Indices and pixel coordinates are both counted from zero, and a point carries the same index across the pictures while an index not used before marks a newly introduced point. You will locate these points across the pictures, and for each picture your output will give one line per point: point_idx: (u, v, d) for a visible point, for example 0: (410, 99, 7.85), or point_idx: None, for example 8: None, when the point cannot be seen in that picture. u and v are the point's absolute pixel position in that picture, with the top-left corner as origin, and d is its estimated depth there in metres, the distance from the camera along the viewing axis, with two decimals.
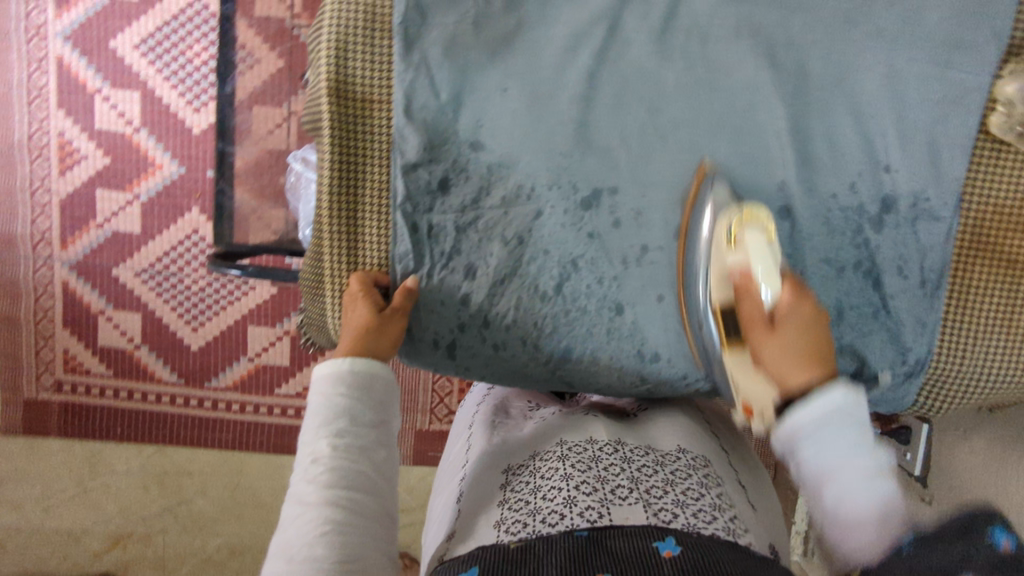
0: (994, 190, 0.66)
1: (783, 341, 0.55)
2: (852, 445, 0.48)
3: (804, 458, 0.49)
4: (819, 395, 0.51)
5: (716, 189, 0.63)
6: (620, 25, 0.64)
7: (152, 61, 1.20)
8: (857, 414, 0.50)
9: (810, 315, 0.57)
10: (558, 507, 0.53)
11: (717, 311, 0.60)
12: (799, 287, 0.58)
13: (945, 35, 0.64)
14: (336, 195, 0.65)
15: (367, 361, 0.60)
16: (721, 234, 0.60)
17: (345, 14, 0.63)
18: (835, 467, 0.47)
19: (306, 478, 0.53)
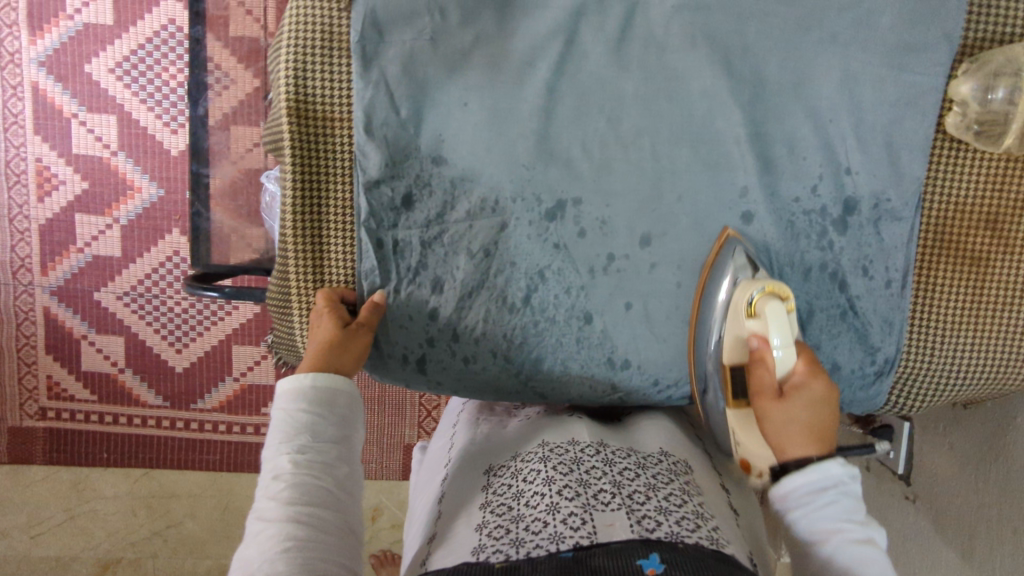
0: (954, 188, 0.68)
1: (790, 409, 0.58)
2: (845, 511, 0.52)
3: (798, 517, 0.53)
4: (816, 467, 0.54)
5: (738, 251, 0.65)
6: (577, 37, 0.65)
7: (128, 85, 1.19)
8: (850, 481, 0.54)
9: (820, 391, 0.59)
10: (541, 514, 0.53)
11: (728, 367, 0.63)
12: (813, 364, 0.60)
13: (897, 38, 0.65)
14: (300, 213, 0.66)
15: (326, 374, 0.59)
16: (742, 299, 0.62)
17: (301, 34, 0.63)
18: (832, 543, 0.51)
19: (267, 495, 0.53)
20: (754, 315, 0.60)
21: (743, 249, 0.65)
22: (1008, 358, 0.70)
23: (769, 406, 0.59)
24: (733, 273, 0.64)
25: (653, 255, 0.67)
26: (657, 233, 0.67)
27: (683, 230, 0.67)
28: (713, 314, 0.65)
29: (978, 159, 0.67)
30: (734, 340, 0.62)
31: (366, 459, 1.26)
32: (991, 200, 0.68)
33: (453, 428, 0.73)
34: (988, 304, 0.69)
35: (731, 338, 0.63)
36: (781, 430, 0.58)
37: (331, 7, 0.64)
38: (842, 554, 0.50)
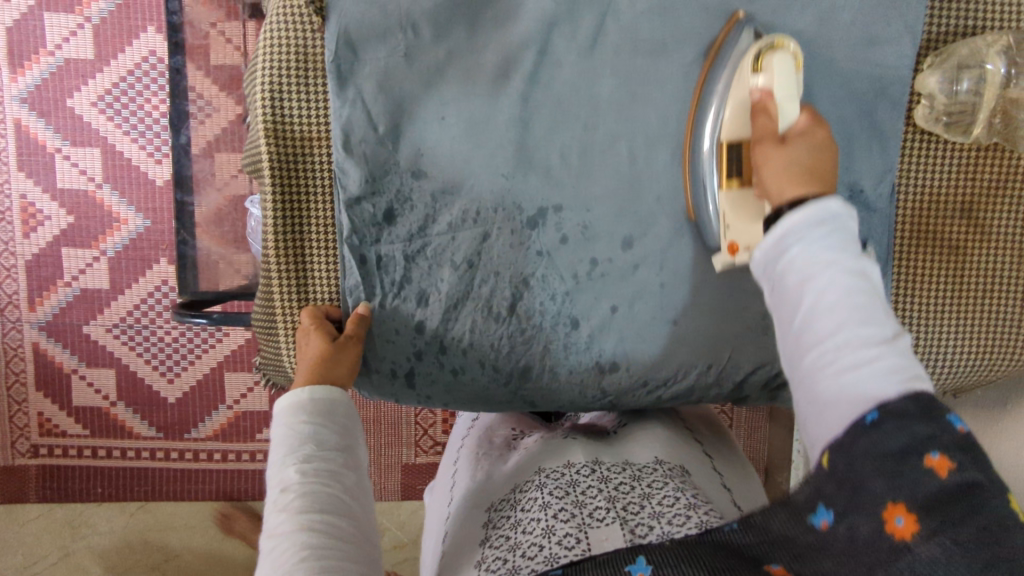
0: (927, 176, 0.69)
1: (792, 151, 0.56)
2: (839, 250, 0.48)
3: (790, 256, 0.49)
4: (814, 205, 0.50)
5: (744, 39, 0.64)
6: (549, 47, 0.66)
7: (111, 117, 1.20)
8: (843, 217, 0.50)
9: (822, 140, 0.57)
10: (537, 540, 0.54)
11: (727, 143, 0.62)
12: (815, 117, 0.59)
13: (862, 34, 0.66)
14: (281, 233, 0.66)
15: (324, 386, 0.60)
16: (748, 61, 0.61)
17: (275, 56, 0.64)
18: (823, 281, 0.46)
19: (277, 507, 0.52)
20: (760, 69, 0.60)
21: (752, 33, 0.64)
22: (990, 346, 0.71)
23: (769, 149, 0.57)
24: (737, 53, 0.64)
25: (636, 257, 0.68)
26: (638, 236, 0.67)
27: (664, 232, 0.67)
28: (714, 91, 0.64)
29: (951, 151, 0.68)
30: (738, 103, 0.61)
31: None
32: (966, 188, 0.69)
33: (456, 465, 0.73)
34: (969, 292, 0.70)
35: (732, 108, 0.62)
36: (779, 173, 0.56)
37: (305, 28, 0.64)
38: (834, 292, 0.46)
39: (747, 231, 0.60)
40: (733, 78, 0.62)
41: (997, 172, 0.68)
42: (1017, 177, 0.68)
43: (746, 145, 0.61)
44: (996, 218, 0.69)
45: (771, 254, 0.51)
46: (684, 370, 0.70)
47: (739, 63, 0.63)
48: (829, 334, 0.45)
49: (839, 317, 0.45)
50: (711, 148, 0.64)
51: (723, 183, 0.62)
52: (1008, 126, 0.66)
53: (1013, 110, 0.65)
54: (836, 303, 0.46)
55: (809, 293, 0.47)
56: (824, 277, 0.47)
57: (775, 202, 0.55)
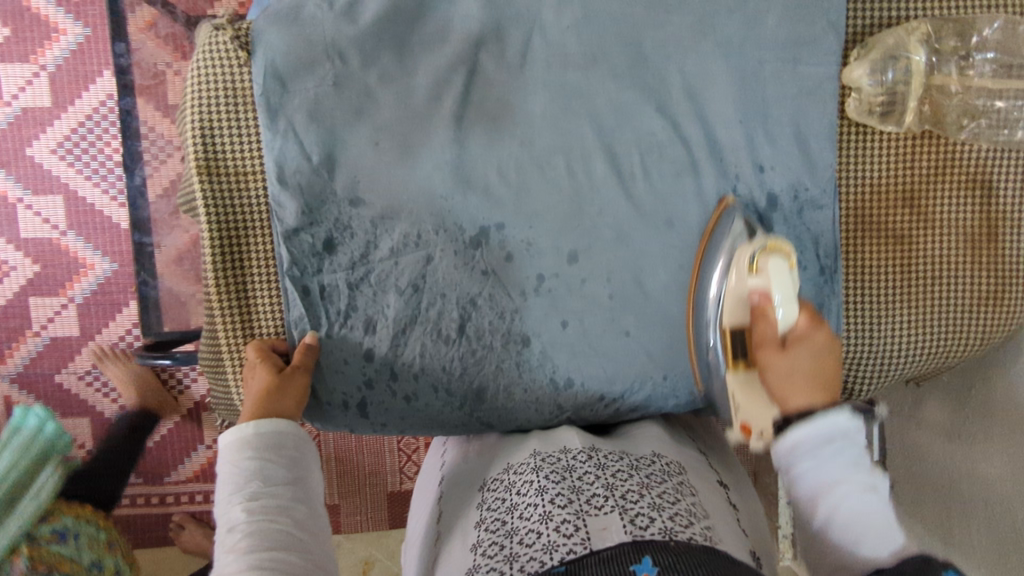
0: (865, 169, 0.69)
1: (795, 362, 0.57)
2: (850, 466, 0.49)
3: (801, 472, 0.51)
4: (821, 418, 0.51)
5: (736, 224, 0.66)
6: (479, 67, 0.66)
7: (72, 163, 1.17)
8: (856, 430, 0.51)
9: (824, 342, 0.59)
10: (534, 525, 0.50)
11: (729, 328, 0.62)
12: (815, 317, 0.60)
13: (786, 35, 0.67)
14: (221, 270, 0.66)
15: (269, 419, 0.59)
16: (744, 259, 0.62)
17: (204, 94, 0.64)
18: (838, 495, 0.48)
19: (224, 548, 0.51)
20: (758, 271, 0.61)
21: (742, 218, 0.66)
22: (947, 331, 0.71)
23: (772, 355, 0.58)
24: (731, 240, 0.65)
25: (582, 271, 0.67)
26: (583, 249, 0.67)
27: (609, 242, 0.67)
28: (714, 267, 0.65)
29: (887, 142, 0.69)
30: (736, 300, 0.62)
31: (349, 512, 1.21)
32: (905, 177, 0.69)
33: (444, 447, 0.75)
34: (919, 279, 0.70)
35: (731, 294, 0.62)
36: (787, 378, 0.56)
37: (232, 64, 0.64)
38: (849, 501, 0.48)
39: (756, 411, 0.57)
40: (729, 271, 0.63)
41: (934, 159, 0.69)
42: (955, 162, 0.69)
43: (748, 334, 0.61)
44: (938, 204, 0.69)
45: (783, 463, 0.52)
46: (641, 380, 0.69)
47: (731, 257, 0.64)
48: (848, 537, 0.47)
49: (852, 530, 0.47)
50: (713, 325, 0.64)
51: (728, 364, 0.62)
52: (935, 112, 0.68)
53: (939, 97, 0.67)
54: (850, 516, 0.47)
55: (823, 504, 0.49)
56: (835, 491, 0.49)
57: (781, 406, 0.55)
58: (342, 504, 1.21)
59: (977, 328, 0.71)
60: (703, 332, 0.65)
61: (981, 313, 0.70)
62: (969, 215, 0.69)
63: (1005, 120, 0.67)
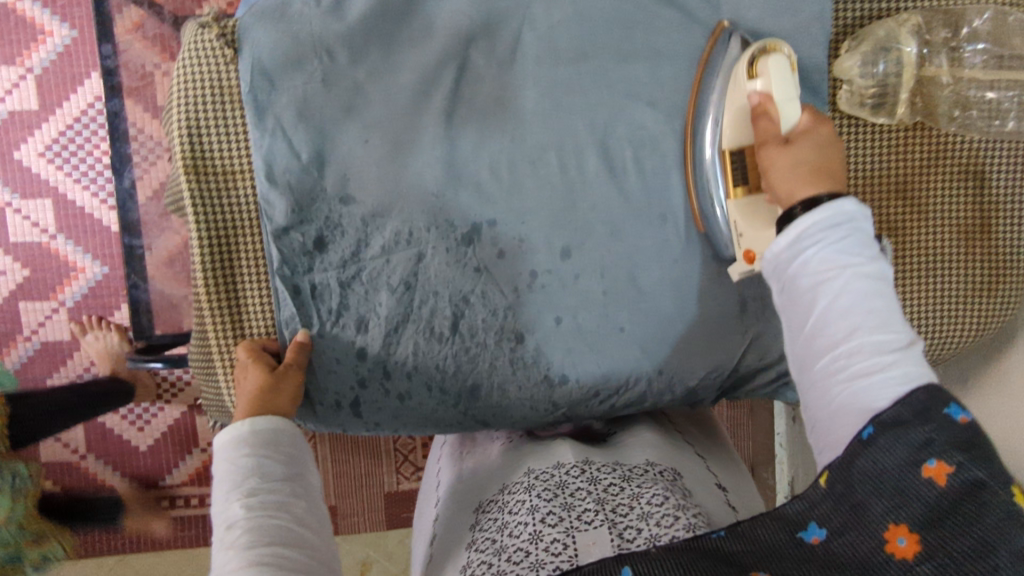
0: (859, 159, 0.69)
1: (798, 152, 0.54)
2: (854, 254, 0.47)
3: (801, 262, 0.49)
4: (825, 207, 0.49)
5: (733, 47, 0.65)
6: (468, 63, 0.65)
7: (60, 166, 1.16)
8: (861, 218, 0.49)
9: (828, 136, 0.56)
10: (524, 544, 0.50)
11: (729, 151, 0.62)
12: (819, 114, 0.57)
13: (776, 27, 0.67)
14: (209, 269, 0.65)
15: (265, 416, 0.58)
16: (744, 68, 0.60)
17: (191, 92, 0.64)
18: (842, 286, 0.46)
19: (224, 546, 0.50)
20: (756, 75, 0.59)
21: (740, 40, 0.65)
22: (941, 322, 0.71)
23: (772, 151, 0.56)
24: (727, 65, 0.64)
25: (575, 267, 0.67)
26: (576, 245, 0.67)
27: (602, 238, 0.67)
28: (712, 95, 0.65)
29: (879, 133, 0.69)
30: (737, 112, 0.61)
31: (345, 513, 1.20)
32: (898, 168, 0.69)
33: (439, 463, 0.76)
34: (913, 270, 0.70)
35: (730, 111, 0.62)
36: (785, 171, 0.54)
37: (218, 60, 0.64)
38: (852, 291, 0.46)
39: (758, 236, 0.59)
40: (729, 88, 0.62)
41: (927, 150, 0.69)
42: (948, 152, 0.69)
43: (750, 151, 0.61)
44: (932, 195, 0.69)
45: (783, 253, 0.50)
46: (636, 376, 0.69)
47: (730, 76, 0.63)
48: (846, 331, 0.46)
49: (854, 328, 0.46)
50: (714, 156, 0.64)
51: (730, 190, 0.62)
52: (928, 104, 0.67)
53: (930, 89, 0.67)
54: (849, 308, 0.46)
55: (823, 295, 0.47)
56: (838, 283, 0.47)
57: (786, 204, 0.53)
58: (339, 506, 1.19)
59: (972, 321, 0.70)
60: (703, 167, 0.66)
61: (975, 303, 0.70)
62: (963, 206, 0.69)
63: (995, 111, 0.66)
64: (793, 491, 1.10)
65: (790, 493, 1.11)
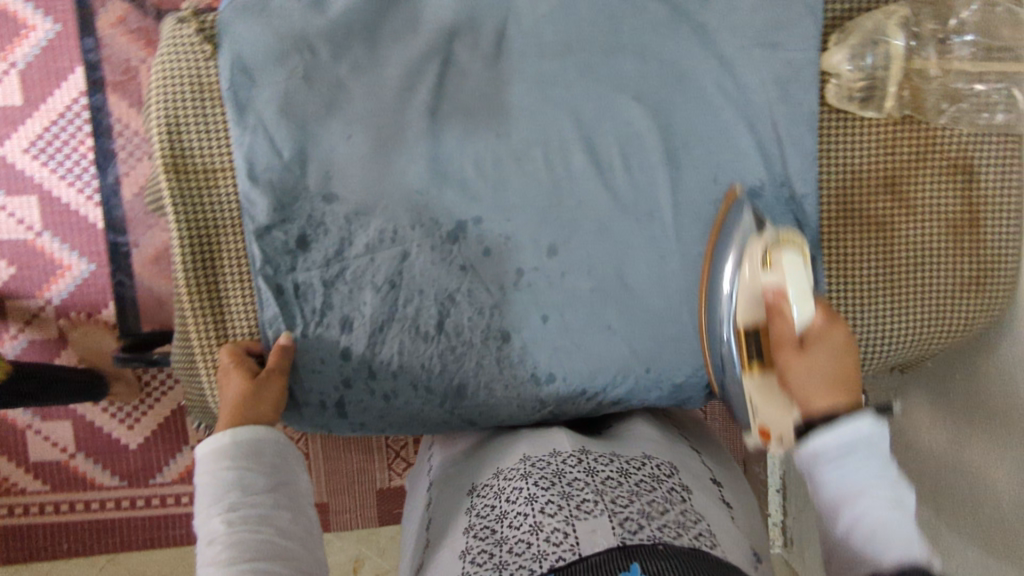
0: (848, 156, 0.69)
1: (812, 364, 0.52)
2: (873, 476, 0.45)
3: (824, 487, 0.46)
4: (842, 418, 0.47)
5: (746, 216, 0.64)
6: (453, 57, 0.65)
7: (46, 162, 1.07)
8: (880, 437, 0.47)
9: (844, 343, 0.54)
10: (524, 535, 0.49)
11: (744, 328, 0.59)
12: (830, 311, 0.55)
13: (763, 22, 0.66)
14: (191, 270, 0.65)
15: (249, 426, 0.57)
16: (758, 257, 0.58)
17: (171, 89, 0.63)
18: (862, 503, 0.44)
19: (204, 562, 0.48)
20: (771, 267, 0.56)
21: (751, 210, 0.65)
22: (930, 318, 0.70)
23: (790, 358, 0.53)
24: (740, 235, 0.62)
25: (562, 263, 0.66)
26: (563, 242, 0.66)
27: (590, 234, 0.66)
28: (725, 281, 0.63)
29: (869, 126, 0.68)
30: (751, 295, 0.58)
31: (337, 510, 1.19)
32: (888, 163, 0.68)
33: (431, 452, 0.74)
34: (902, 266, 0.70)
35: (744, 292, 0.59)
36: (803, 383, 0.52)
37: (197, 56, 0.63)
38: (873, 510, 0.43)
39: (773, 414, 0.55)
40: (742, 259, 0.60)
41: (917, 144, 0.68)
42: (938, 147, 0.68)
43: (764, 331, 0.58)
44: (921, 190, 0.69)
45: (804, 464, 0.48)
46: (623, 374, 0.68)
47: (743, 249, 0.61)
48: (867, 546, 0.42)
49: (874, 541, 0.42)
50: (730, 334, 0.61)
51: (744, 367, 0.59)
52: (915, 97, 0.67)
53: (918, 82, 0.66)
54: (871, 525, 0.43)
55: (844, 516, 0.45)
56: (857, 500, 0.44)
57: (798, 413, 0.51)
58: (330, 502, 1.19)
59: (961, 316, 0.70)
60: (718, 337, 0.64)
61: (963, 301, 0.70)
62: (953, 200, 0.69)
63: (984, 104, 0.66)
64: (785, 488, 1.13)
65: (783, 489, 1.14)
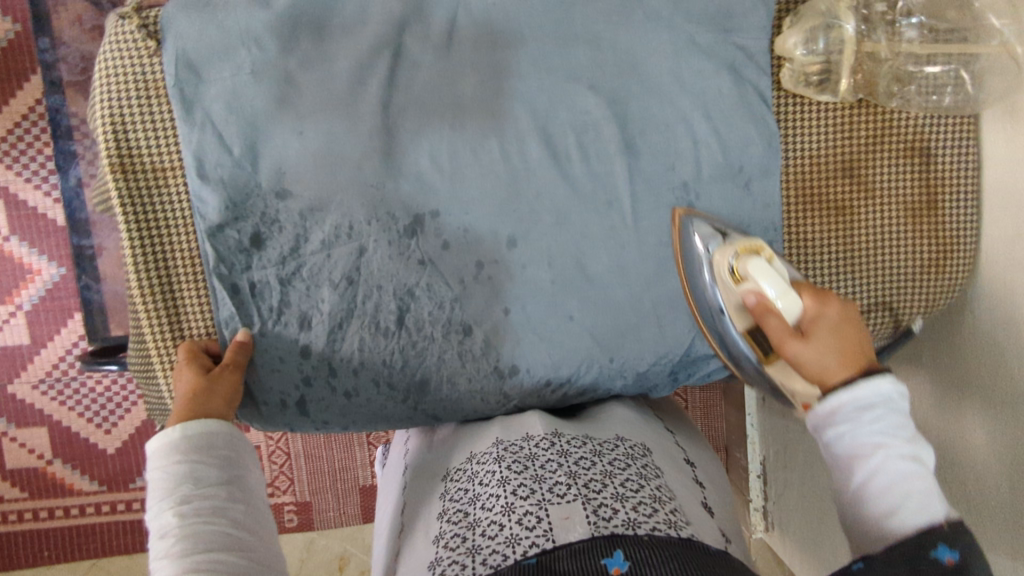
0: (807, 140, 0.69)
1: (819, 348, 0.53)
2: (886, 432, 0.48)
3: (833, 441, 0.49)
4: (859, 385, 0.50)
5: (700, 228, 0.65)
6: (404, 51, 0.64)
7: (8, 164, 1.05)
8: (896, 399, 0.49)
9: (837, 315, 0.55)
10: (496, 517, 0.49)
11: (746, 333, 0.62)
12: (816, 292, 0.56)
13: (713, 10, 0.66)
14: (144, 271, 0.64)
15: (197, 420, 0.55)
16: (729, 271, 0.61)
17: (115, 86, 0.62)
18: (877, 460, 0.46)
19: (156, 556, 0.48)
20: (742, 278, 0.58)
21: (703, 219, 0.66)
22: (895, 298, 0.71)
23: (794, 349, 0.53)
24: (703, 244, 0.65)
25: (522, 256, 0.66)
26: (522, 234, 0.65)
27: (549, 226, 0.66)
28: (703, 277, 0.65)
29: (824, 110, 0.68)
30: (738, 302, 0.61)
31: (320, 509, 1.18)
32: (844, 148, 0.69)
33: (406, 437, 0.75)
34: (866, 247, 0.70)
35: (730, 305, 0.62)
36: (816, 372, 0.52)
37: (141, 52, 0.62)
38: (887, 468, 0.46)
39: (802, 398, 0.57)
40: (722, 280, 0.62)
41: (871, 128, 0.68)
42: (890, 130, 0.68)
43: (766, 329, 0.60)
44: (877, 172, 0.69)
45: (819, 426, 0.51)
46: (587, 364, 0.68)
47: (713, 265, 0.64)
48: (881, 503, 0.45)
49: (891, 497, 0.45)
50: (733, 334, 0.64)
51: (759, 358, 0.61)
52: (869, 81, 0.67)
53: (870, 66, 0.66)
54: (890, 481, 0.45)
55: (857, 468, 0.47)
56: (870, 457, 0.47)
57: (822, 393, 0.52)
58: (313, 502, 1.18)
59: (924, 294, 0.70)
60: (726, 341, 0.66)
61: (925, 281, 0.70)
62: (907, 184, 0.69)
63: (934, 86, 0.65)
64: (764, 472, 1.12)
65: (762, 474, 1.13)
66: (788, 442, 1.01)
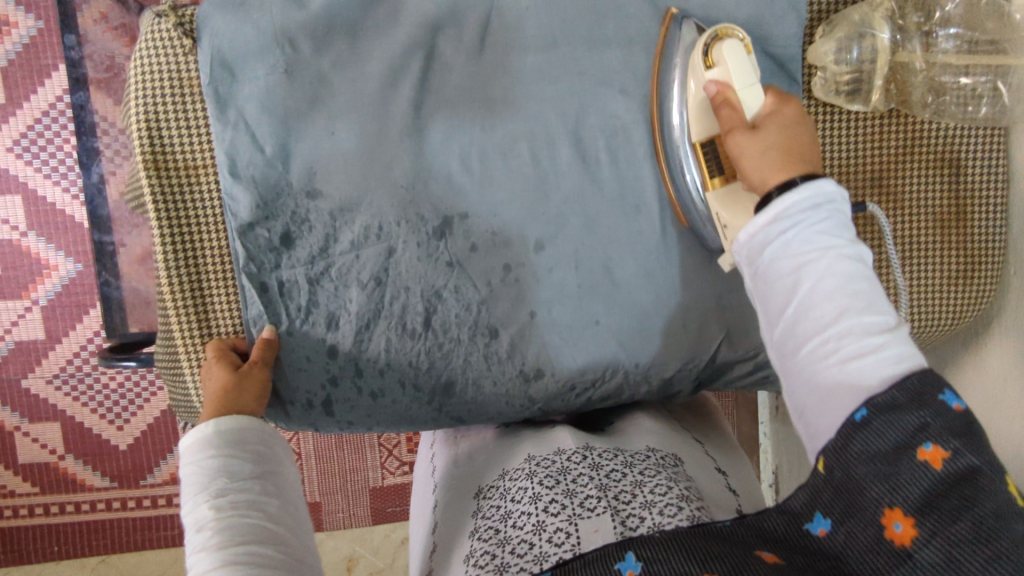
0: (835, 151, 0.69)
1: (762, 138, 0.52)
2: (829, 236, 0.45)
3: (775, 250, 0.46)
4: (807, 184, 0.47)
5: (687, 30, 0.63)
6: (436, 52, 0.64)
7: (29, 160, 1.05)
8: (838, 203, 0.47)
9: (790, 117, 0.55)
10: (528, 536, 0.49)
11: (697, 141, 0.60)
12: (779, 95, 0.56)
13: (747, 16, 0.66)
14: (174, 268, 0.64)
15: (229, 416, 0.55)
16: (699, 55, 0.59)
17: (150, 84, 0.62)
18: (823, 267, 0.44)
19: (194, 550, 0.47)
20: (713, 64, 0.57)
21: (692, 24, 0.64)
22: (924, 308, 0.70)
23: (740, 135, 0.53)
24: (682, 50, 0.63)
25: (549, 260, 0.65)
26: (550, 238, 0.65)
27: (576, 230, 0.66)
28: (671, 81, 0.63)
29: (852, 121, 0.68)
30: (700, 105, 0.59)
31: (330, 510, 1.18)
32: (872, 159, 0.69)
33: (433, 449, 0.74)
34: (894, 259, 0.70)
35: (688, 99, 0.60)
36: (756, 160, 0.51)
37: (176, 50, 0.62)
38: (835, 275, 0.43)
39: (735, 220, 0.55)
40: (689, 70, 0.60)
41: (899, 139, 0.68)
42: (921, 142, 0.68)
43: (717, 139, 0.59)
44: (904, 183, 0.69)
45: (759, 236, 0.47)
46: (611, 369, 0.68)
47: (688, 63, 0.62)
48: (830, 315, 0.43)
49: (839, 307, 0.42)
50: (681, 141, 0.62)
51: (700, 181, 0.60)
52: (901, 92, 0.67)
53: (904, 75, 0.66)
54: (835, 289, 0.43)
55: (803, 278, 0.44)
56: (817, 262, 0.44)
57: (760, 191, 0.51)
58: (323, 503, 1.18)
59: (955, 303, 0.70)
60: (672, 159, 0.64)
61: (955, 291, 0.69)
62: (938, 195, 0.69)
63: (968, 98, 0.65)
64: (777, 482, 1.11)
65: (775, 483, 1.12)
66: (803, 453, 1.00)
